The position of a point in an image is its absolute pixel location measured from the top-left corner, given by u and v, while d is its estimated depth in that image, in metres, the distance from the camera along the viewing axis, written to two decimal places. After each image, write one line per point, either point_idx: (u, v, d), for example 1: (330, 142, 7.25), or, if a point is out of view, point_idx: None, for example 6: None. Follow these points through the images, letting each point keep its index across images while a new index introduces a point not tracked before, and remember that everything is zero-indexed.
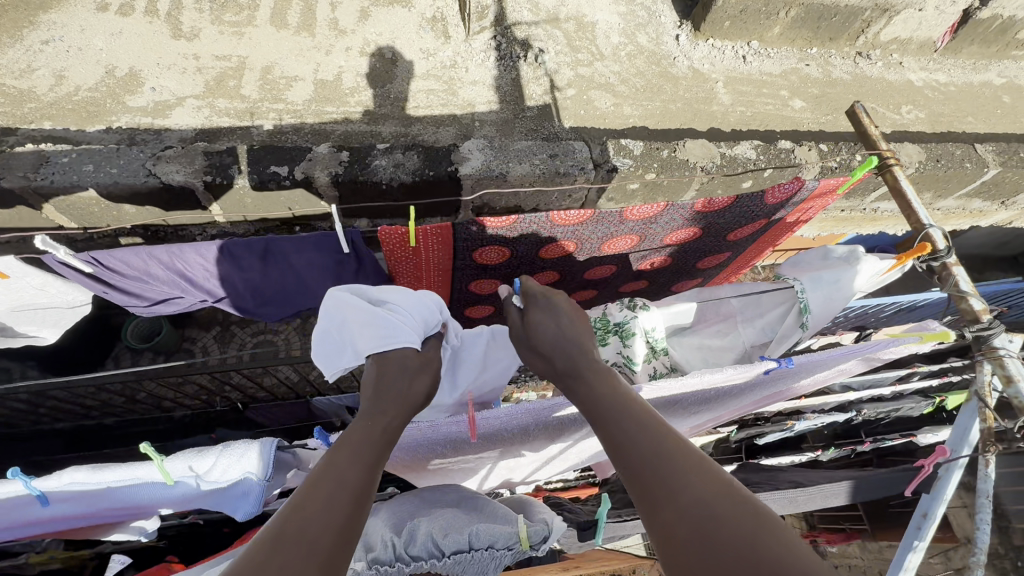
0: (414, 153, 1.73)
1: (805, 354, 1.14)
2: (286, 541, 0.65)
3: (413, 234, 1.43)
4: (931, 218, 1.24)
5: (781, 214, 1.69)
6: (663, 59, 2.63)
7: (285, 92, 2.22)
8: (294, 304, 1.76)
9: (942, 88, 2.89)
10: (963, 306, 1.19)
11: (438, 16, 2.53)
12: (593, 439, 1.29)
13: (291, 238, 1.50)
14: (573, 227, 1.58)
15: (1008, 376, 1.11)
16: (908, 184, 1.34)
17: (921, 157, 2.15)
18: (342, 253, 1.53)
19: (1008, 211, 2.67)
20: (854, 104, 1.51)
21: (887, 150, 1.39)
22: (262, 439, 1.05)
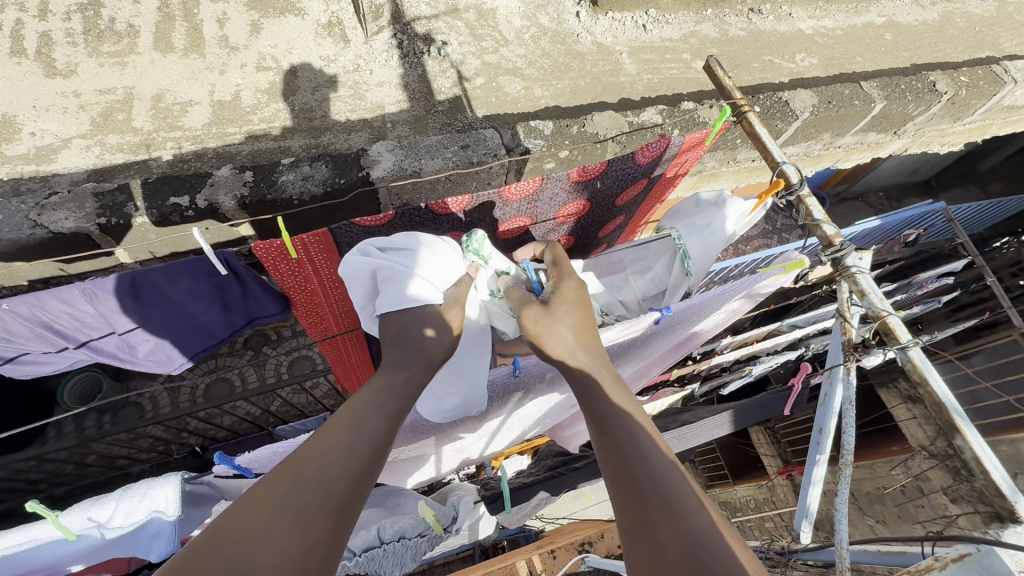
0: (322, 163, 1.69)
1: (680, 301, 1.34)
2: (306, 485, 0.81)
3: (290, 245, 1.41)
4: (784, 157, 1.35)
5: (658, 172, 1.76)
6: (566, 37, 2.67)
7: (181, 119, 2.12)
8: (188, 345, 1.80)
9: (830, 33, 3.06)
10: (818, 234, 1.30)
11: (334, 21, 2.48)
12: (522, 410, 1.57)
13: (159, 269, 1.47)
14: (460, 214, 1.60)
15: (861, 291, 1.20)
16: (762, 128, 1.44)
17: (814, 101, 2.27)
18: (219, 275, 1.54)
19: (903, 139, 2.86)
20: (708, 58, 1.57)
21: (738, 98, 1.48)
22: (168, 481, 1.19)
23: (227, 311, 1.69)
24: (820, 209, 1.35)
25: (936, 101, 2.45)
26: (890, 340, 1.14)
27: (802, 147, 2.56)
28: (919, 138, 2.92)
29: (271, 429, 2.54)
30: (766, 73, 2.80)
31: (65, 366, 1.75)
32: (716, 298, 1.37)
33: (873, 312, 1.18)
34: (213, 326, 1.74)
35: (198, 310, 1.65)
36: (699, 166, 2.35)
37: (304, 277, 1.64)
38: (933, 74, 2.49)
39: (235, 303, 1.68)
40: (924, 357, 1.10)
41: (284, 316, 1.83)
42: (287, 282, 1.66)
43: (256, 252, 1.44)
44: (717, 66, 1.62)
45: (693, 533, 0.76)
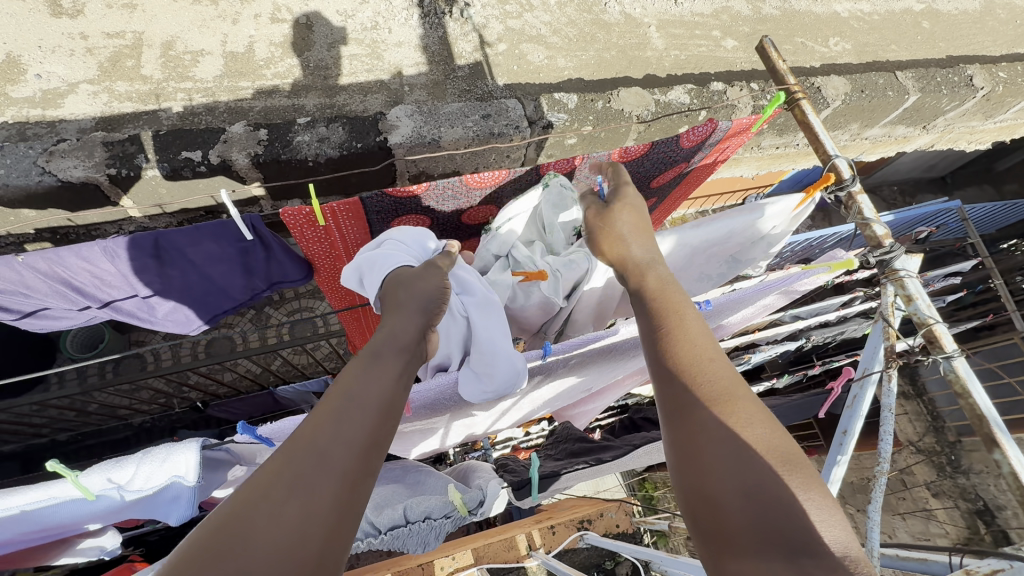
0: (339, 125, 1.64)
1: (721, 295, 1.36)
2: (309, 444, 0.81)
3: (319, 213, 1.37)
4: (837, 150, 1.31)
5: (699, 156, 1.71)
6: (594, 6, 2.55)
7: (192, 69, 2.04)
8: (207, 308, 1.78)
9: (866, 18, 2.94)
10: (867, 233, 1.27)
11: None
12: (538, 393, 1.56)
13: (182, 231, 1.43)
14: (490, 189, 1.55)
15: (908, 296, 1.19)
16: (815, 117, 1.39)
17: (846, 89, 2.19)
18: (244, 240, 1.51)
19: (930, 134, 2.78)
20: (762, 37, 1.48)
21: (792, 84, 1.42)
22: (188, 448, 1.18)
23: (248, 276, 1.66)
24: (870, 208, 1.31)
25: (971, 97, 2.38)
26: (934, 348, 1.13)
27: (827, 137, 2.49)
28: (947, 135, 2.85)
29: (273, 389, 2.58)
30: (797, 56, 2.70)
31: (81, 322, 1.74)
32: (758, 293, 1.39)
33: (918, 319, 1.17)
34: (232, 290, 1.71)
35: (219, 273, 1.62)
36: None
37: (327, 245, 1.61)
38: (971, 68, 2.41)
39: (257, 268, 1.64)
40: (968, 369, 1.10)
41: (306, 282, 1.80)
42: (312, 250, 1.63)
43: (283, 220, 1.40)
44: (770, 47, 1.56)
45: (730, 450, 0.74)
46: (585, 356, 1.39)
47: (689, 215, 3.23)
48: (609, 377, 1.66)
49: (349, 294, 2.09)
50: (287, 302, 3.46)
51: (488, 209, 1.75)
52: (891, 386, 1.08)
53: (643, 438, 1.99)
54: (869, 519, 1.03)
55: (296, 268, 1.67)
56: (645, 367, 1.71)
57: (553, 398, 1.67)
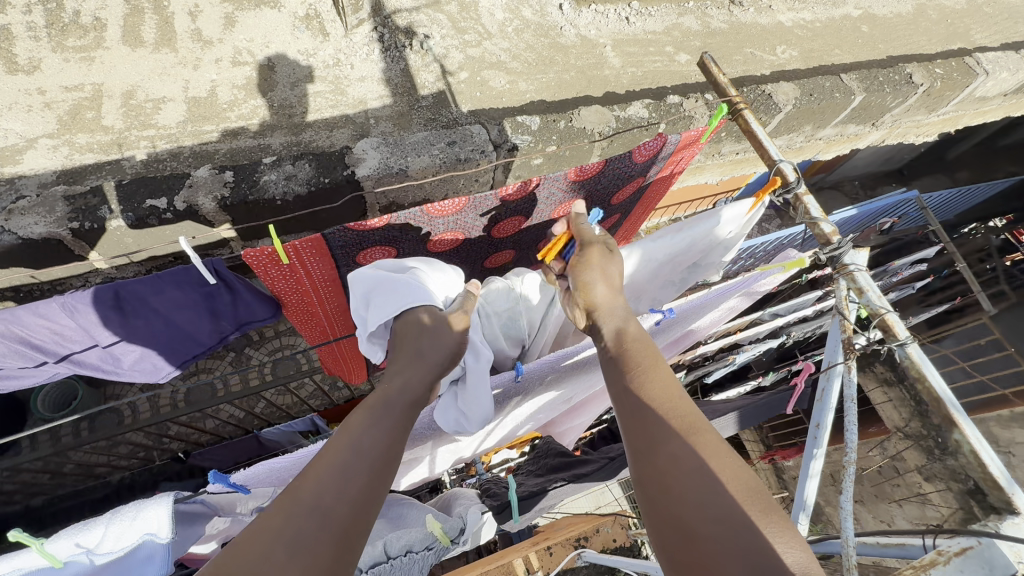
0: (306, 162, 1.66)
1: (683, 301, 1.39)
2: (302, 507, 0.81)
3: (282, 252, 1.36)
4: (781, 155, 1.37)
5: (653, 169, 1.76)
6: (550, 30, 2.65)
7: (155, 116, 2.03)
8: (176, 354, 1.74)
9: (809, 26, 3.09)
10: (817, 232, 1.32)
11: (312, 13, 2.41)
12: (518, 412, 1.56)
13: (143, 280, 1.41)
14: (452, 216, 1.56)
15: (859, 288, 1.22)
16: (757, 125, 1.44)
17: (796, 93, 2.30)
18: (209, 284, 1.48)
19: (880, 130, 2.91)
20: (703, 54, 1.56)
21: (734, 95, 1.48)
22: (160, 502, 1.15)
23: (216, 319, 1.63)
24: (817, 207, 1.37)
25: (913, 93, 2.51)
26: (889, 337, 1.17)
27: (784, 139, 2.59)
28: (896, 130, 2.98)
29: (257, 432, 2.53)
30: (748, 66, 2.82)
31: (45, 380, 1.70)
32: (718, 297, 1.43)
33: (871, 309, 1.20)
34: (200, 335, 1.68)
35: (185, 319, 1.60)
36: None
37: (295, 281, 1.59)
38: (910, 66, 2.55)
39: (223, 311, 1.62)
40: (922, 355, 1.14)
41: (277, 319, 1.77)
42: (278, 287, 1.60)
43: (247, 260, 1.38)
44: (712, 64, 1.64)
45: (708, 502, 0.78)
46: (561, 370, 1.40)
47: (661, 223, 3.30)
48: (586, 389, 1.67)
49: (322, 326, 2.04)
50: (267, 342, 3.41)
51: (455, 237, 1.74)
52: (849, 376, 1.11)
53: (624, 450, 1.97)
54: (842, 509, 1.04)
55: (264, 306, 1.65)
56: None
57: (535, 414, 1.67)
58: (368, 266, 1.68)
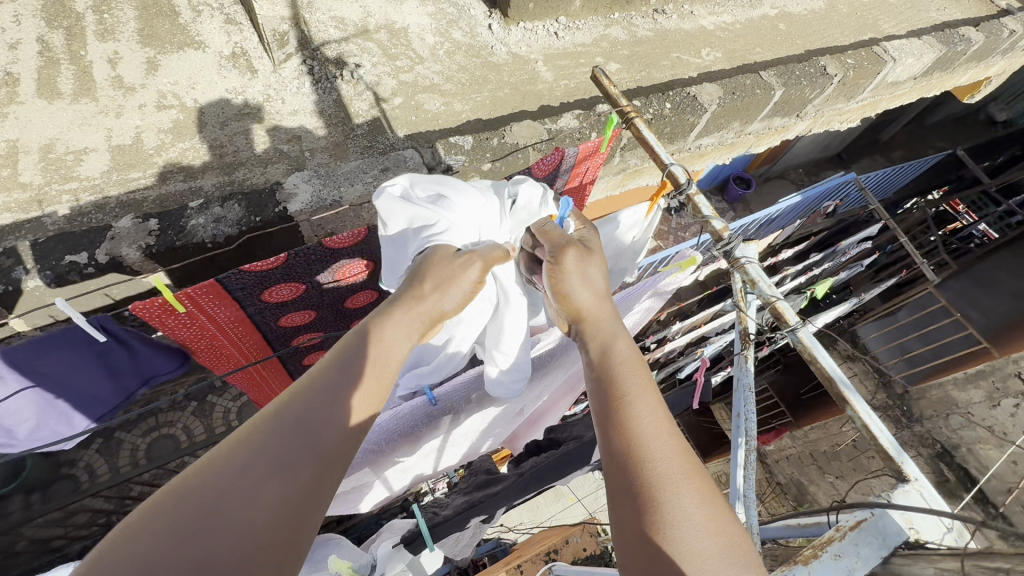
0: (235, 203, 1.63)
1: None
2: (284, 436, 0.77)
3: (171, 300, 1.32)
4: (670, 159, 1.42)
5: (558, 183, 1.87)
6: (481, 50, 2.69)
7: (76, 169, 1.97)
8: (78, 422, 1.76)
9: (729, 27, 3.24)
10: (710, 229, 1.37)
11: (238, 52, 2.40)
12: (461, 427, 1.60)
13: (30, 343, 1.52)
14: (354, 249, 1.52)
15: (752, 280, 1.27)
16: (647, 132, 1.52)
17: (719, 93, 2.40)
18: (99, 340, 1.59)
19: (806, 121, 3.06)
20: (593, 72, 1.70)
21: (624, 105, 1.58)
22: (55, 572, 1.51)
23: (116, 376, 1.71)
24: (709, 205, 1.41)
25: (829, 84, 2.66)
26: (781, 323, 1.20)
27: (716, 137, 2.70)
28: (820, 119, 3.13)
29: None
30: (676, 70, 2.93)
31: None
32: (623, 304, 1.50)
33: (764, 298, 1.24)
34: (103, 395, 1.75)
35: (83, 381, 1.67)
36: (622, 164, 2.43)
37: (198, 327, 1.55)
38: (823, 60, 2.71)
39: (123, 367, 1.71)
40: (811, 335, 1.21)
41: (183, 370, 1.87)
42: (180, 333, 1.57)
43: (136, 313, 1.34)
44: (605, 77, 1.73)
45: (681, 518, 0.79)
46: (485, 387, 1.51)
47: None
48: (531, 399, 1.73)
49: (240, 363, 2.00)
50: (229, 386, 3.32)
51: (364, 267, 1.66)
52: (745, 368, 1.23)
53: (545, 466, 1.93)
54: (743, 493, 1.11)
55: (165, 357, 1.78)
56: (572, 382, 1.81)
57: (483, 427, 1.70)
58: (276, 304, 1.62)
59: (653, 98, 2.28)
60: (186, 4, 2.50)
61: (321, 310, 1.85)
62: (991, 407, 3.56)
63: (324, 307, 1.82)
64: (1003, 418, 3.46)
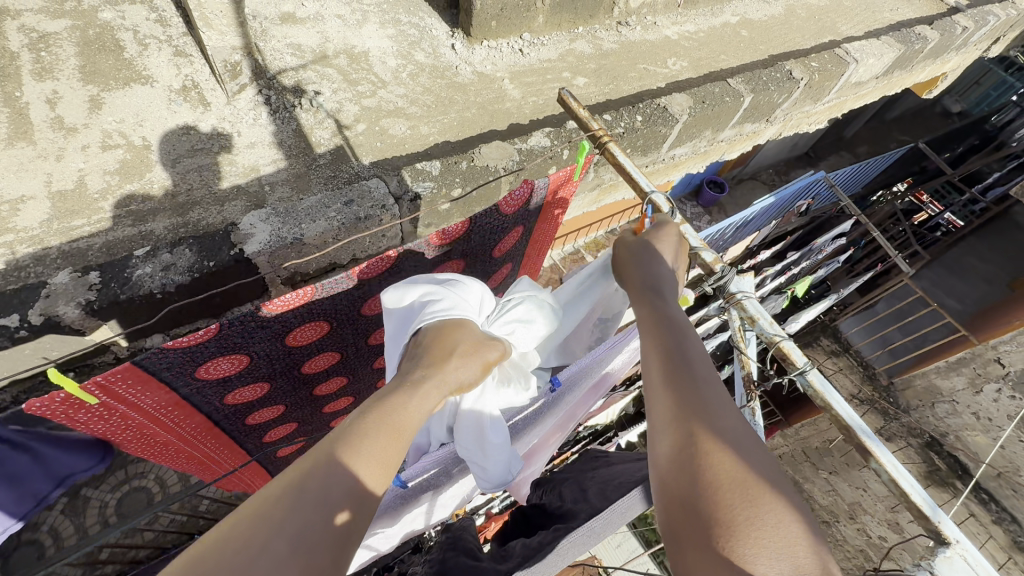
0: (186, 247, 1.51)
1: (572, 363, 1.36)
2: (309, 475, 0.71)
3: (77, 393, 1.13)
4: (650, 186, 1.34)
5: (530, 214, 1.77)
6: (445, 71, 2.63)
7: (12, 219, 1.81)
8: None
9: (693, 36, 3.25)
10: (699, 261, 1.26)
11: (189, 85, 2.29)
12: (442, 495, 1.47)
13: None
14: (303, 310, 1.36)
15: (750, 317, 1.16)
16: (624, 159, 1.46)
17: (689, 103, 2.37)
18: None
19: (775, 125, 3.06)
20: (562, 94, 1.65)
21: (596, 130, 1.52)
22: None
23: (19, 483, 1.54)
24: (696, 234, 1.31)
25: (796, 87, 2.67)
26: (788, 365, 1.09)
27: (689, 147, 2.67)
28: (789, 122, 3.14)
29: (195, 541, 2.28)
30: (643, 81, 2.90)
31: None
32: (611, 350, 1.40)
33: (767, 337, 1.13)
34: (12, 501, 1.60)
35: None
36: (597, 179, 2.38)
37: (116, 420, 1.34)
38: (788, 64, 2.72)
39: (38, 472, 1.57)
40: (824, 380, 1.06)
41: (104, 465, 1.75)
42: (97, 427, 1.36)
43: (32, 414, 1.15)
44: (572, 99, 1.70)
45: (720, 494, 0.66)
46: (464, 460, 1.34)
47: (600, 237, 3.20)
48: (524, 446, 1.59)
49: (184, 450, 1.77)
50: None
51: (317, 326, 1.51)
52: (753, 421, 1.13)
53: (526, 545, 1.08)
54: None
55: (79, 454, 1.63)
56: (562, 421, 1.67)
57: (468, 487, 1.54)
58: (213, 381, 1.42)
59: (624, 112, 2.23)
60: (133, 38, 2.40)
61: (275, 380, 1.68)
62: (975, 393, 3.49)
63: (277, 375, 1.65)
64: (987, 403, 3.40)
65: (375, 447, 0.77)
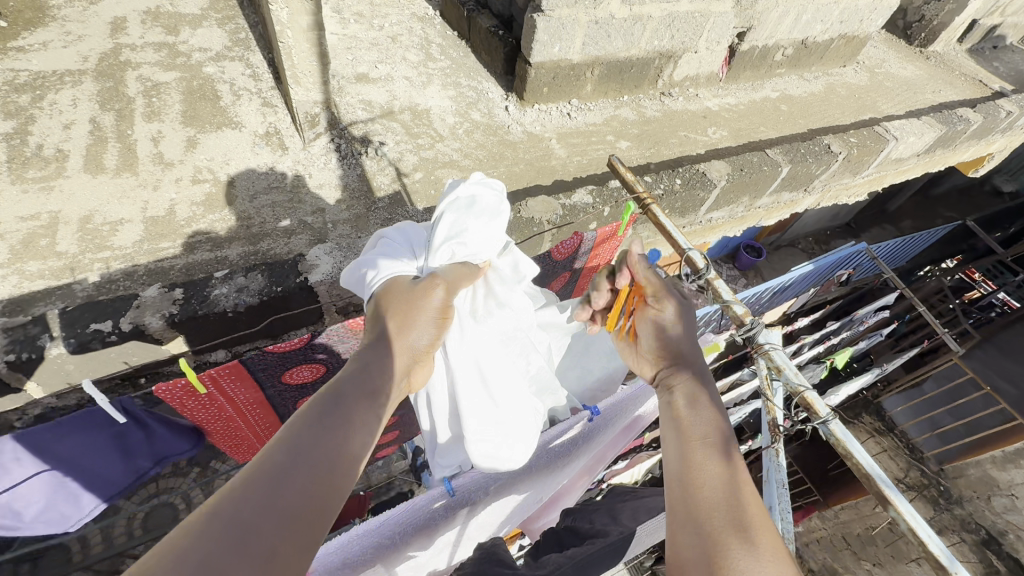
0: (258, 273, 1.68)
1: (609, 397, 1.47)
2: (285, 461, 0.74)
3: (194, 384, 1.26)
4: (688, 245, 1.43)
5: (580, 262, 1.92)
6: (498, 129, 2.86)
7: (110, 239, 2.05)
8: (78, 498, 1.62)
9: (733, 108, 3.42)
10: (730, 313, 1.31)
11: (272, 131, 2.58)
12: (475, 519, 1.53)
13: (43, 431, 1.34)
14: None
15: (778, 367, 1.17)
16: (664, 217, 1.56)
17: (728, 170, 2.48)
18: (118, 425, 1.44)
19: (813, 195, 3.12)
20: (611, 160, 1.79)
21: (639, 192, 1.64)
22: None
23: (128, 457, 1.57)
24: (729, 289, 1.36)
25: (834, 160, 2.76)
26: (811, 415, 1.09)
27: (726, 211, 2.76)
28: (827, 194, 3.21)
29: None
30: (684, 147, 3.06)
31: None
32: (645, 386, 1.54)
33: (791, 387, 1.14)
34: (117, 473, 1.62)
35: (93, 462, 1.52)
36: (635, 236, 2.48)
37: (216, 409, 1.47)
38: (827, 138, 2.83)
39: (141, 450, 1.59)
40: (845, 431, 1.06)
41: (196, 450, 1.76)
42: (197, 416, 1.49)
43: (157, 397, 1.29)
44: (620, 165, 1.84)
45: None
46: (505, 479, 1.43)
47: None
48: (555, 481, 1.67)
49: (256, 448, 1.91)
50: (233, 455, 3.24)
51: None
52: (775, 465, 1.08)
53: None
54: None
55: (183, 439, 1.64)
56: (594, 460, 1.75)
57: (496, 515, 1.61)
58: (297, 385, 1.55)
59: (664, 175, 2.36)
60: (229, 90, 2.74)
61: None
62: None
63: None
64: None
65: (335, 429, 0.83)
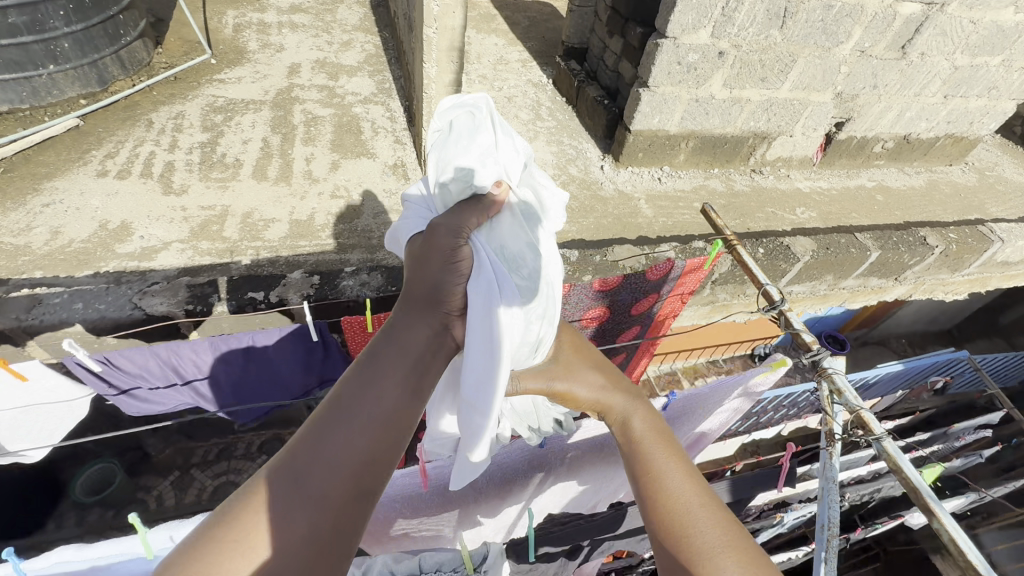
0: (378, 273, 1.99)
1: (684, 390, 1.92)
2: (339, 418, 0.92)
3: (371, 320, 1.86)
4: (765, 280, 1.63)
5: (666, 286, 2.32)
6: (592, 184, 3.13)
7: (263, 233, 2.49)
8: (265, 394, 2.15)
9: (826, 192, 3.48)
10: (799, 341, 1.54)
11: (399, 163, 3.02)
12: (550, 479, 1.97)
13: (272, 334, 1.85)
14: None
15: (838, 388, 1.38)
16: (748, 261, 1.80)
17: (813, 247, 2.55)
18: (314, 343, 1.93)
19: (904, 285, 3.05)
20: (704, 209, 2.01)
21: (727, 236, 1.86)
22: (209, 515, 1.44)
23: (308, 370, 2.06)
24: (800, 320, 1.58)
25: (930, 253, 2.72)
26: (867, 431, 1.27)
27: (808, 287, 2.79)
28: (921, 287, 3.12)
29: None
30: (770, 222, 3.15)
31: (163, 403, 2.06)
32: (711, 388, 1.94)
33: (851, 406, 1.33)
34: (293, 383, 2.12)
35: (287, 368, 2.02)
36: (711, 296, 2.59)
37: None
38: (923, 230, 2.81)
39: (315, 364, 2.06)
40: (899, 448, 1.21)
41: None
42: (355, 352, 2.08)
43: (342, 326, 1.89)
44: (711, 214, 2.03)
45: None
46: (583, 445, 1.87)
47: None
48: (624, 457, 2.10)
49: None
50: None
51: None
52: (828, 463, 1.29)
53: None
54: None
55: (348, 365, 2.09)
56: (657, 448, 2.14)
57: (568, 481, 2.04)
58: None
59: (747, 243, 2.48)
60: (370, 127, 3.26)
61: None
62: None
63: None
64: None
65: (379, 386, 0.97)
